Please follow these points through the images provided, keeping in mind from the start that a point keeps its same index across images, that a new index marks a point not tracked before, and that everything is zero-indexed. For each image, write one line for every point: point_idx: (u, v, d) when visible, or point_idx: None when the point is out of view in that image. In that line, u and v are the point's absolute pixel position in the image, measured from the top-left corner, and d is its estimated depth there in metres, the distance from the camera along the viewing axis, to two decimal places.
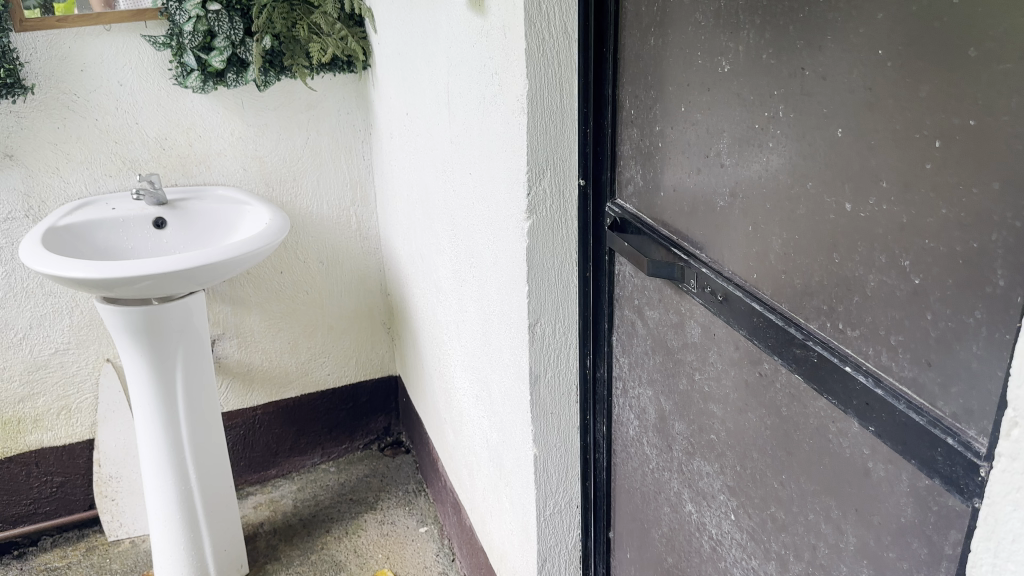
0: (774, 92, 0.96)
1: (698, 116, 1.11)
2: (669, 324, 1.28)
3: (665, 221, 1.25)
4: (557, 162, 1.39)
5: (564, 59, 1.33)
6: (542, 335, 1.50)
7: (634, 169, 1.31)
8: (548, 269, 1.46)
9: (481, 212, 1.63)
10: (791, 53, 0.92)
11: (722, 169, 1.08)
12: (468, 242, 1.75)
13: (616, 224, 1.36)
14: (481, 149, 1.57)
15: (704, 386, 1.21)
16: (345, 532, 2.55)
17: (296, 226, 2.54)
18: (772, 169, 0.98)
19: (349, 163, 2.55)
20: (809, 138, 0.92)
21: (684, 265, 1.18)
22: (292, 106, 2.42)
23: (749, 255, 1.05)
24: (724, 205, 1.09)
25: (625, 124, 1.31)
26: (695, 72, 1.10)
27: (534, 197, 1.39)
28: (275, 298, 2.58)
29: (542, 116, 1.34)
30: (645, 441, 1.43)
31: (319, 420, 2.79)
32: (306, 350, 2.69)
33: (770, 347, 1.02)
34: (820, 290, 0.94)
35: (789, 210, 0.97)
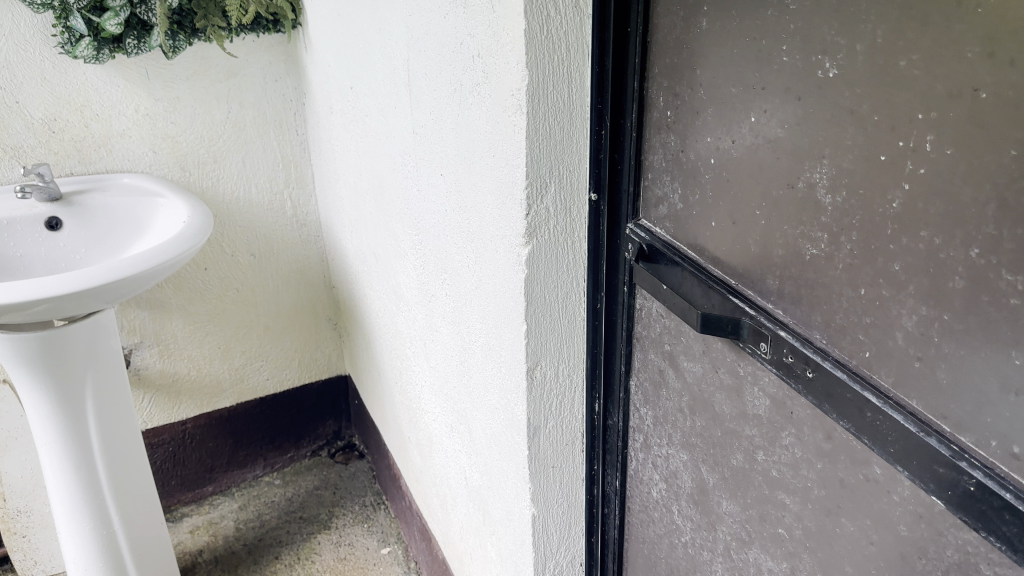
0: (917, 115, 0.67)
1: (777, 132, 0.83)
2: (719, 385, 1.01)
3: (714, 258, 0.97)
4: (563, 172, 1.09)
5: (573, 41, 1.02)
6: (541, 381, 1.22)
7: (668, 185, 1.02)
8: (552, 301, 1.17)
9: (456, 224, 1.32)
10: (953, 65, 0.63)
11: (815, 208, 0.80)
12: (438, 253, 1.44)
13: (641, 252, 1.08)
14: (456, 147, 1.25)
15: (770, 470, 0.95)
16: (296, 558, 2.26)
17: (220, 215, 2.18)
18: (905, 221, 0.70)
19: (280, 139, 2.19)
20: (979, 189, 0.64)
21: (748, 322, 0.91)
22: (209, 75, 2.03)
23: (856, 325, 0.78)
24: (816, 255, 0.81)
25: (657, 128, 1.01)
26: (775, 73, 0.81)
27: (534, 217, 1.09)
28: (199, 298, 2.23)
29: (546, 116, 1.04)
30: (675, 510, 1.18)
31: (258, 429, 2.50)
32: (239, 354, 2.37)
33: (890, 453, 0.76)
34: (981, 395, 0.67)
35: (930, 279, 0.70)
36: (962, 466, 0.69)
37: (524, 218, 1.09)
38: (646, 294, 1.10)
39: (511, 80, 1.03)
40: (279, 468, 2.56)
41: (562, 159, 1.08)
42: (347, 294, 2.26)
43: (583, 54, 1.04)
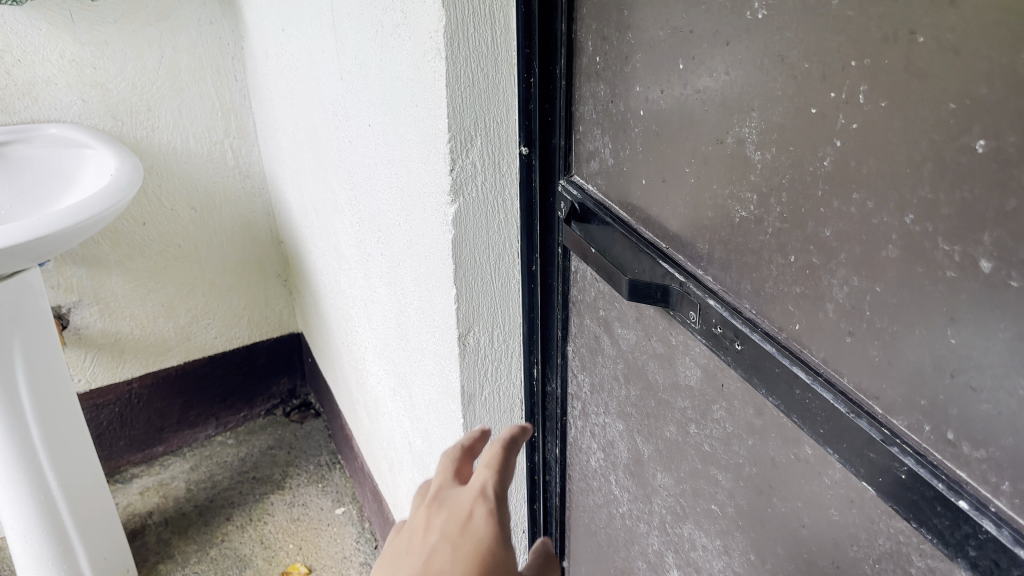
0: (851, 63, 0.60)
1: (706, 81, 0.75)
2: (654, 352, 0.94)
3: (645, 218, 0.90)
4: (489, 124, 1.00)
5: None
6: (476, 349, 1.15)
7: (599, 139, 0.94)
8: (481, 263, 1.09)
9: (386, 178, 1.23)
10: (890, 3, 0.55)
11: (745, 167, 0.73)
12: (371, 210, 1.36)
13: (573, 212, 1.01)
14: (381, 96, 1.15)
15: (702, 444, 0.89)
16: (248, 519, 2.21)
17: (157, 166, 2.09)
18: (837, 181, 0.63)
19: (217, 86, 2.09)
20: (916, 146, 0.56)
21: (678, 290, 0.84)
22: (139, 19, 1.92)
23: (786, 296, 0.72)
24: (745, 218, 0.74)
25: (587, 76, 0.93)
26: (703, 15, 0.73)
27: (459, 173, 1.00)
28: (137, 253, 2.16)
29: (469, 60, 0.93)
30: (612, 480, 1.12)
31: (207, 387, 2.45)
32: (184, 312, 2.30)
33: (821, 434, 0.70)
34: (915, 375, 0.61)
35: (864, 246, 0.62)
36: (894, 452, 0.63)
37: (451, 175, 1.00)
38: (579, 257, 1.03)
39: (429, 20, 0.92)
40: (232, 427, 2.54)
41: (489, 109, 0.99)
42: (294, 250, 2.18)
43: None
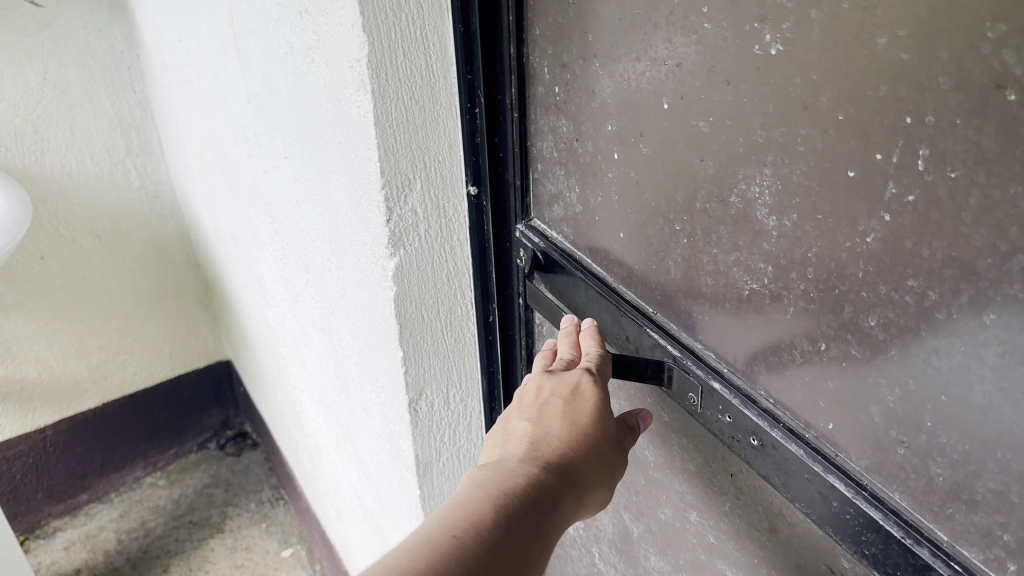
0: (903, 119, 0.46)
1: (700, 126, 0.61)
2: (643, 424, 0.81)
3: (626, 275, 0.76)
4: (428, 162, 0.82)
5: None
6: (428, 412, 1.00)
7: (564, 180, 0.79)
8: (430, 320, 0.93)
9: (311, 219, 1.06)
10: (962, 47, 0.42)
11: (755, 233, 0.59)
12: (298, 250, 1.19)
13: (535, 261, 0.87)
14: (297, 127, 0.97)
15: (707, 533, 0.77)
16: (188, 569, 2.03)
17: (51, 193, 1.88)
18: (886, 264, 0.50)
19: (113, 100, 1.90)
20: (1001, 232, 0.43)
21: (672, 365, 0.71)
22: (14, 28, 1.68)
23: (815, 386, 0.59)
24: (757, 291, 0.61)
25: (544, 107, 0.78)
26: (693, 46, 0.58)
27: (396, 224, 0.81)
28: (38, 289, 1.95)
29: (399, 90, 0.75)
30: (597, 552, 1.00)
31: (132, 426, 2.27)
32: (96, 349, 2.12)
33: (865, 556, 0.57)
34: (995, 505, 0.49)
35: (923, 344, 0.50)
36: None
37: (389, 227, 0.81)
38: (544, 312, 0.89)
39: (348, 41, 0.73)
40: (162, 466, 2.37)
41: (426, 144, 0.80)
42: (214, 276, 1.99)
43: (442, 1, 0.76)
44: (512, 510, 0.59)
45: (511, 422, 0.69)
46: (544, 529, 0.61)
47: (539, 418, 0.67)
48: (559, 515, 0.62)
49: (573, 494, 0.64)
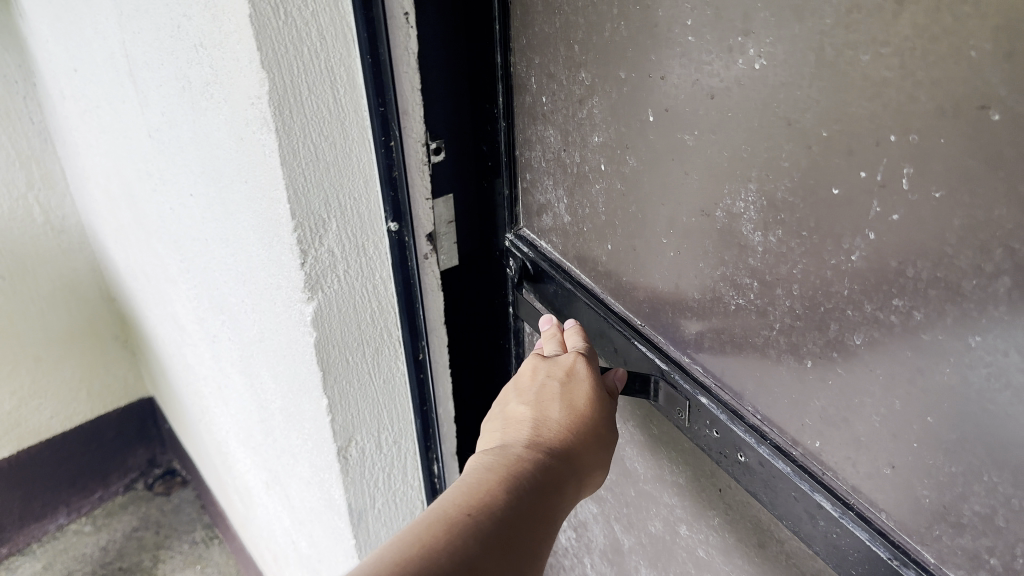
0: (888, 136, 0.45)
1: (685, 139, 0.60)
2: (630, 435, 0.81)
3: (611, 288, 0.75)
4: (344, 202, 0.76)
5: (326, 20, 0.67)
6: (361, 457, 0.95)
7: (550, 192, 0.78)
8: (355, 366, 0.87)
9: (223, 261, 0.98)
10: (948, 65, 0.41)
11: (741, 249, 0.58)
12: (212, 291, 1.11)
13: (525, 272, 0.86)
14: (202, 164, 0.88)
15: (696, 548, 0.77)
16: None
17: None
18: (872, 283, 0.49)
19: (9, 132, 1.91)
20: (987, 254, 0.42)
21: (661, 379, 0.70)
22: None
23: (801, 404, 0.58)
24: (744, 307, 0.60)
25: (530, 117, 0.77)
26: (678, 58, 0.57)
27: (313, 265, 0.76)
28: None
29: (303, 128, 0.69)
30: (586, 563, 1.00)
31: (51, 472, 2.31)
32: (9, 395, 2.12)
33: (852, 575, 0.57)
34: (981, 529, 0.48)
35: (909, 364, 0.49)
36: None
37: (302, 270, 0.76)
38: (534, 324, 0.89)
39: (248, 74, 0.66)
40: (86, 512, 2.42)
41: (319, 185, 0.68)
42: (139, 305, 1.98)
43: (346, 31, 0.68)
44: (520, 491, 0.62)
45: (511, 408, 0.72)
46: (551, 509, 0.63)
47: (539, 403, 0.69)
48: (563, 496, 0.65)
49: (575, 475, 0.66)
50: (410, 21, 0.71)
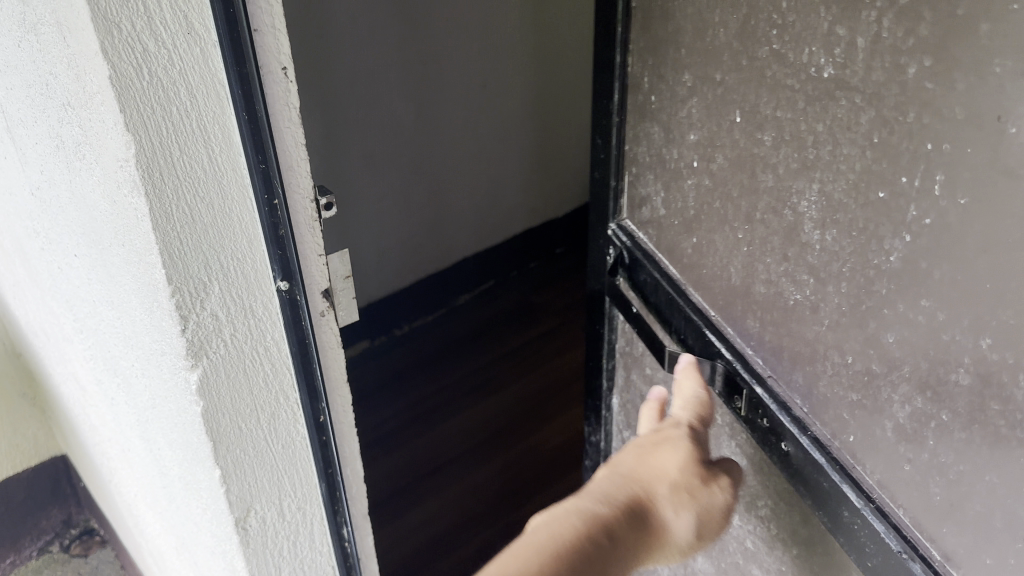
0: (925, 145, 0.49)
1: (765, 138, 0.64)
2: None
3: (692, 280, 0.80)
4: (226, 263, 0.71)
5: (199, 79, 0.63)
6: (260, 530, 0.88)
7: (652, 186, 0.84)
8: (248, 431, 0.81)
9: (114, 328, 0.88)
10: (975, 82, 0.44)
11: (803, 247, 0.62)
12: (104, 355, 0.98)
13: (622, 258, 0.92)
14: (82, 227, 0.80)
15: (746, 538, 0.81)
16: None
17: None
18: (903, 282, 0.53)
19: None
20: (998, 260, 0.45)
21: (724, 368, 0.74)
22: None
23: (842, 398, 0.61)
24: (800, 302, 0.64)
25: (642, 115, 0.83)
26: (764, 62, 0.62)
27: (193, 324, 0.72)
28: None
29: (175, 189, 0.65)
30: None
31: None
32: None
33: (868, 567, 0.60)
34: (980, 528, 0.50)
35: (930, 363, 0.52)
36: None
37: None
38: (625, 309, 0.94)
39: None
40: None
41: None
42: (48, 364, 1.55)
43: (219, 89, 0.64)
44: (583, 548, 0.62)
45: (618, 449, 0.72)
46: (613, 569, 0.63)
47: (639, 465, 0.69)
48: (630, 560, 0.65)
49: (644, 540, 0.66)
50: (288, 76, 0.67)
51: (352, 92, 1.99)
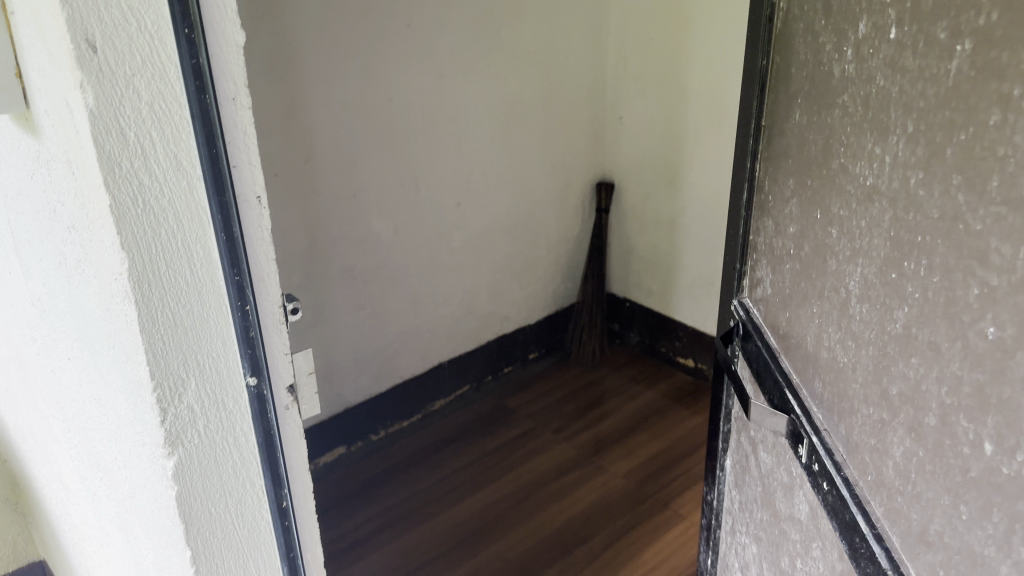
0: (914, 237, 0.55)
1: (833, 234, 0.70)
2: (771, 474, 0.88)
3: (782, 345, 0.83)
4: (187, 462, 0.51)
5: (179, 214, 0.46)
6: None
7: (767, 268, 0.88)
8: None
9: (46, 434, 0.69)
10: (940, 184, 0.52)
11: (849, 322, 0.67)
12: (39, 460, 0.77)
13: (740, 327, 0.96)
14: (14, 323, 0.64)
15: None
16: None
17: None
18: (903, 342, 0.57)
19: None
20: (952, 322, 0.51)
21: (792, 418, 0.77)
22: None
23: (866, 437, 0.64)
24: (846, 366, 0.68)
25: (762, 208, 0.88)
26: (835, 170, 0.69)
27: (208, 532, 0.54)
28: None
29: (163, 371, 0.48)
30: None
31: None
32: None
33: None
34: (940, 545, 0.53)
35: (915, 412, 0.56)
36: None
37: (112, 499, 0.59)
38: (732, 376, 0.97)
39: (47, 241, 0.51)
40: None
41: (147, 492, 0.54)
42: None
43: (201, 222, 0.47)
44: None
45: None
46: None
47: None
48: None
49: None
50: (264, 204, 0.51)
51: (321, 145, 1.38)
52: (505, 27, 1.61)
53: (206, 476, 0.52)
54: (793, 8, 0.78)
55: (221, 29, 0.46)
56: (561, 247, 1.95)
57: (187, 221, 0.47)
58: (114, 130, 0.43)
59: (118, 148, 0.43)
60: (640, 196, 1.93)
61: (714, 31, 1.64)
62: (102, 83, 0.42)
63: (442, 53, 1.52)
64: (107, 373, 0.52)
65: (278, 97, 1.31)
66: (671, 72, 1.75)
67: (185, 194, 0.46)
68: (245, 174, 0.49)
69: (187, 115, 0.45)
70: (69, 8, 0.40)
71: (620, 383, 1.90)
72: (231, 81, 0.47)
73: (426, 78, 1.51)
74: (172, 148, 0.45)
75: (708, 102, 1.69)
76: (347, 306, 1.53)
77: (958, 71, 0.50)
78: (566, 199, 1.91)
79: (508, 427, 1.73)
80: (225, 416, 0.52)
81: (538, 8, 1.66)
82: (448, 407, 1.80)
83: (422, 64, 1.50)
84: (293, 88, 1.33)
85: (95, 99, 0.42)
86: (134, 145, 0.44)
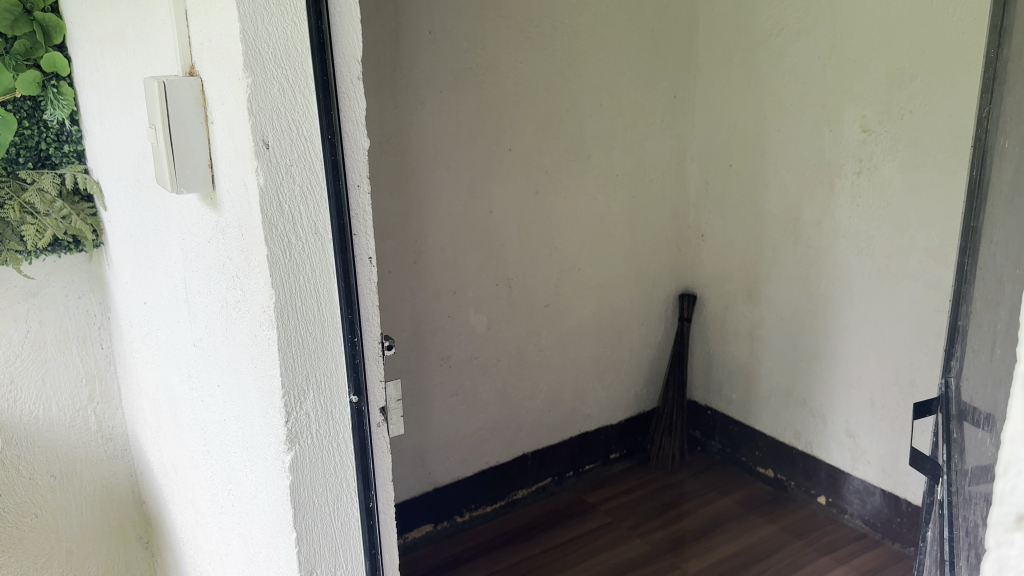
0: (982, 290, 0.68)
1: (986, 291, 0.66)
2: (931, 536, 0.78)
3: (950, 409, 0.73)
4: (302, 458, 0.66)
5: (317, 263, 0.63)
6: None
7: (963, 332, 0.75)
8: None
9: (198, 445, 0.86)
10: (992, 251, 0.65)
11: (956, 367, 0.75)
12: (184, 475, 0.95)
13: (937, 401, 0.80)
14: (188, 353, 0.83)
15: None
16: None
17: None
18: (965, 377, 0.69)
19: (81, 351, 1.37)
20: (978, 351, 0.65)
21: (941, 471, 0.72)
22: None
23: (959, 448, 0.64)
24: (943, 402, 0.77)
25: (969, 279, 0.76)
26: (994, 241, 0.67)
27: (313, 521, 0.68)
28: None
29: (292, 383, 0.64)
30: None
31: None
32: None
33: None
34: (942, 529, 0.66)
35: (955, 427, 0.68)
36: None
37: (237, 503, 0.78)
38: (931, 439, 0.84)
39: (216, 287, 0.71)
40: None
41: (272, 483, 0.69)
42: None
43: (328, 273, 0.64)
44: None
45: None
46: None
47: None
48: None
49: None
50: (372, 264, 0.68)
51: (418, 247, 1.56)
52: (594, 153, 1.79)
53: (314, 473, 0.67)
54: (1001, 81, 0.70)
55: (353, 135, 0.64)
56: (645, 354, 2.06)
57: (320, 271, 0.64)
58: (275, 204, 0.60)
59: (277, 216, 0.60)
60: (720, 309, 2.02)
61: (789, 160, 1.78)
62: (272, 171, 0.59)
63: (540, 172, 1.70)
64: (248, 390, 0.70)
65: (394, 206, 1.51)
66: (749, 196, 1.89)
67: (319, 250, 0.63)
68: (361, 241, 0.67)
69: (323, 193, 0.63)
70: (254, 118, 0.58)
71: (698, 488, 1.95)
72: (357, 172, 0.65)
73: (523, 195, 1.69)
74: (312, 217, 0.62)
75: (784, 223, 1.81)
76: (444, 391, 1.68)
77: (1008, 160, 0.63)
78: (650, 306, 2.02)
79: (583, 520, 1.81)
80: (332, 425, 0.67)
81: (627, 134, 1.84)
82: (529, 497, 1.89)
83: (519, 182, 1.67)
84: (409, 200, 1.52)
85: (264, 180, 0.59)
86: (286, 214, 0.61)
